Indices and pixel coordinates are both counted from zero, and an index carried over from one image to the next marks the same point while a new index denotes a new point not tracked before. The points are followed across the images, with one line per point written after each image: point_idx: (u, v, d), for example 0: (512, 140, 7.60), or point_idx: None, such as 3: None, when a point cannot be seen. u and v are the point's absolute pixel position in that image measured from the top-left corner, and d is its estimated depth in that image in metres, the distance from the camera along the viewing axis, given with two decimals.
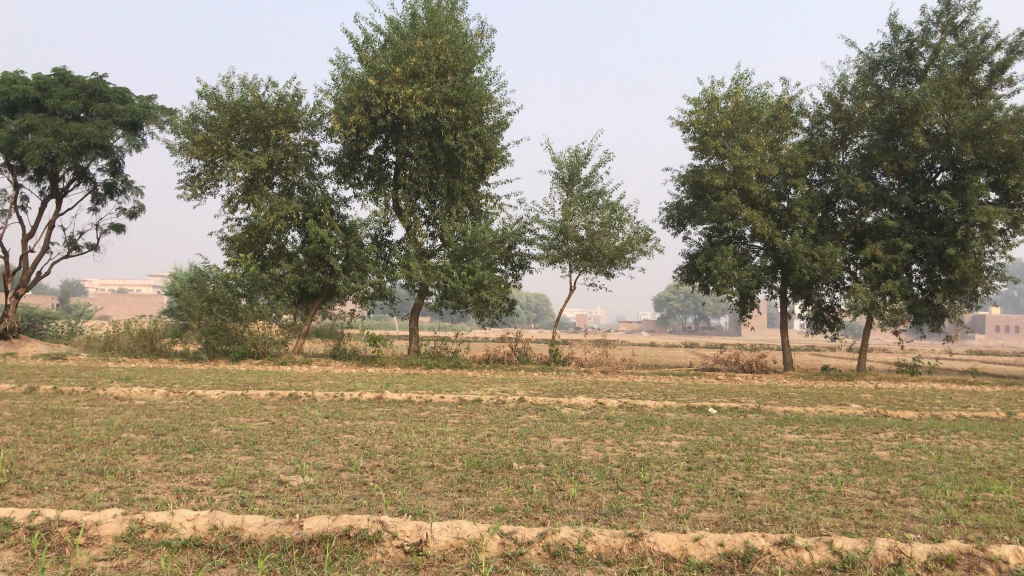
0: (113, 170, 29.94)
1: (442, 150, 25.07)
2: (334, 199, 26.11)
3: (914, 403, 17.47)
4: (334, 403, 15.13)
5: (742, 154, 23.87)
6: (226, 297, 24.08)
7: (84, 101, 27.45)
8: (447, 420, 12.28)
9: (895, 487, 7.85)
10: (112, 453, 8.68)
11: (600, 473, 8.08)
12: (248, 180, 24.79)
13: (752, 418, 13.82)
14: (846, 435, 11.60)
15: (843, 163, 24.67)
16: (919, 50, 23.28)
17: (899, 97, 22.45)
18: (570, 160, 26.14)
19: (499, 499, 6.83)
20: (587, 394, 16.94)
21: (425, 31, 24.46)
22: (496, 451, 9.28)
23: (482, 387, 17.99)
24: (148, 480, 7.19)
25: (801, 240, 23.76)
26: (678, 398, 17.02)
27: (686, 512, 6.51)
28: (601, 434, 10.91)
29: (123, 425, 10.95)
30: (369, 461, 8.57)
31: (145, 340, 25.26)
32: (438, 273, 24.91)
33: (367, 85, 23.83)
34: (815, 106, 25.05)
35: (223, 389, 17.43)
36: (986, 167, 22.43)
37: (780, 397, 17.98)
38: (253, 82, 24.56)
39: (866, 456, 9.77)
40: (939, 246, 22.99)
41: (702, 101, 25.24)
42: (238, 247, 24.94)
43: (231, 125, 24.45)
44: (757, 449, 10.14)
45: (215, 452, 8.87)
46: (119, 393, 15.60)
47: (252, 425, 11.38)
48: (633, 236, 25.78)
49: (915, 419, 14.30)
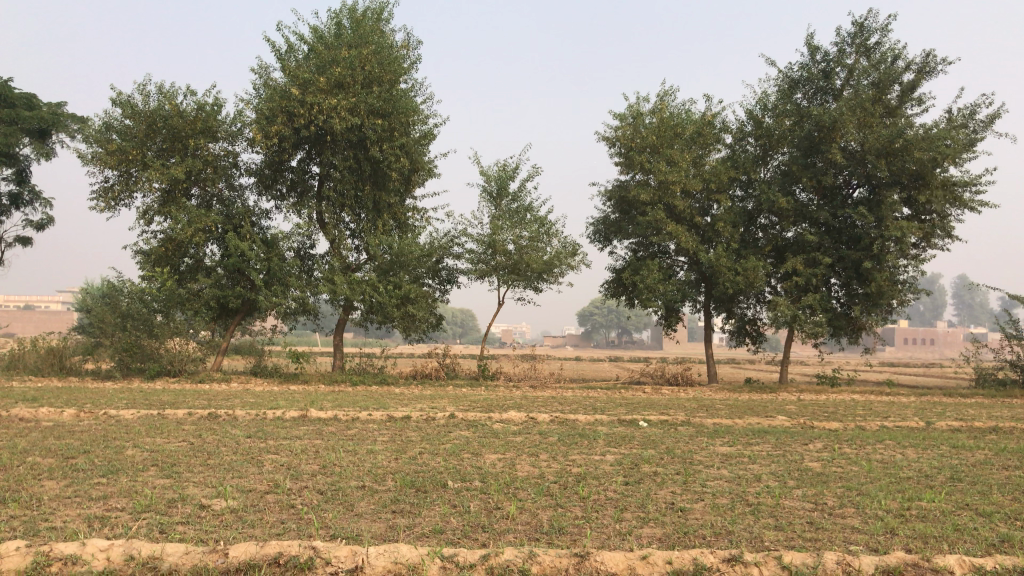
0: (19, 180, 28.60)
1: (367, 162, 24.64)
2: (255, 212, 25.42)
3: (837, 413, 17.79)
4: (256, 422, 14.56)
5: (667, 169, 24.11)
6: (141, 312, 23.14)
7: None
8: (376, 437, 11.91)
9: (832, 499, 7.85)
10: (16, 479, 8.10)
11: (538, 490, 7.86)
12: (165, 192, 23.93)
13: (684, 431, 13.81)
14: (777, 447, 11.67)
15: (764, 179, 25.16)
16: (835, 70, 23.93)
17: (817, 114, 23.03)
18: (497, 174, 26.03)
19: (436, 520, 6.56)
20: (517, 409, 16.76)
21: (350, 41, 24.05)
22: (430, 469, 8.99)
23: (410, 403, 17.63)
24: (57, 508, 6.68)
25: (724, 255, 24.10)
26: (607, 411, 16.95)
27: (629, 529, 6.35)
28: (535, 449, 10.73)
29: (29, 449, 10.27)
30: (295, 483, 8.19)
31: (54, 358, 24.20)
32: (364, 288, 24.45)
33: (290, 95, 23.28)
34: (736, 123, 25.51)
35: (137, 408, 16.66)
36: (899, 183, 23.13)
37: (708, 410, 18.11)
38: (170, 90, 23.73)
39: (799, 467, 9.80)
40: (856, 260, 23.61)
41: (628, 116, 25.45)
42: (154, 260, 23.98)
43: (147, 135, 23.54)
44: (692, 462, 10.09)
45: (130, 476, 8.35)
46: (25, 414, 14.72)
47: (169, 446, 10.83)
48: (561, 251, 25.79)
49: (840, 430, 14.54)
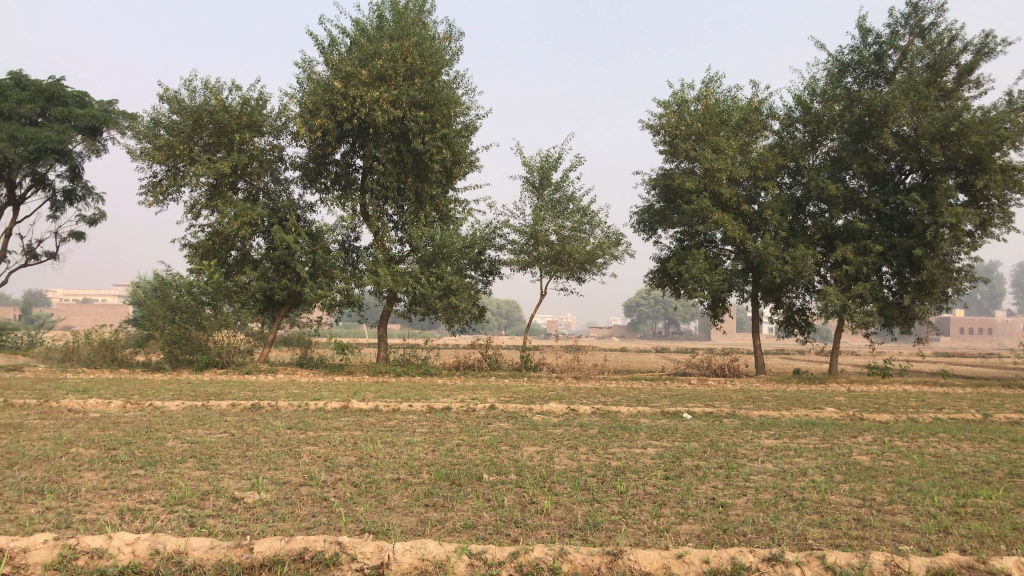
0: (72, 176, 29.18)
1: (409, 154, 24.63)
2: (300, 205, 25.58)
3: (888, 405, 17.30)
4: (298, 413, 14.61)
5: (712, 157, 23.67)
6: (189, 305, 23.41)
7: (41, 106, 26.68)
8: (415, 429, 11.84)
9: (881, 494, 7.55)
10: (58, 470, 8.17)
11: (574, 484, 7.69)
12: (212, 186, 24.18)
13: (728, 423, 13.49)
14: (825, 440, 11.32)
15: (813, 166, 24.56)
16: (887, 53, 23.23)
17: (868, 98, 22.39)
18: (540, 164, 25.82)
19: (468, 514, 6.43)
20: (559, 400, 16.55)
21: (392, 33, 24.00)
22: (466, 462, 8.88)
23: (451, 394, 17.57)
24: (92, 500, 6.70)
25: (772, 243, 23.60)
26: (651, 403, 16.67)
27: (667, 526, 6.15)
28: (575, 442, 10.55)
29: (74, 440, 10.39)
30: (331, 475, 8.13)
31: (106, 350, 24.66)
32: (407, 279, 24.47)
33: (333, 88, 23.34)
34: (784, 109, 24.95)
35: (183, 399, 16.83)
36: (955, 168, 22.41)
37: (755, 401, 17.74)
38: (215, 85, 23.93)
39: (847, 461, 9.48)
40: (908, 247, 22.94)
41: (672, 103, 25.02)
42: (201, 253, 24.25)
43: (194, 130, 23.79)
44: (735, 455, 9.82)
45: (168, 467, 8.37)
46: (74, 406, 14.97)
47: (209, 437, 10.86)
48: (604, 241, 25.51)
49: (892, 422, 14.08)
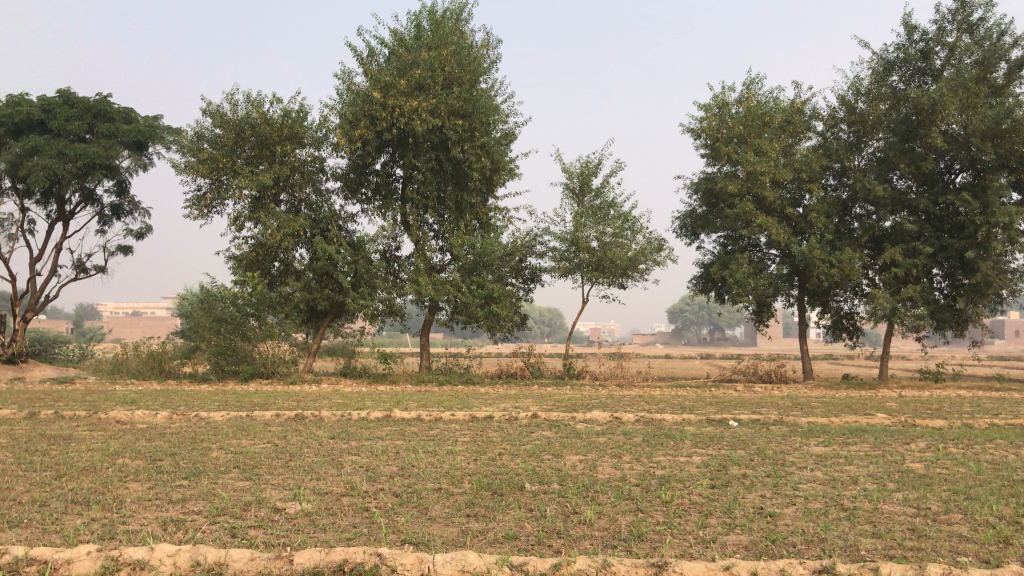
0: (120, 191, 29.75)
1: (449, 163, 24.69)
2: (342, 215, 25.76)
3: (941, 410, 16.83)
4: (341, 422, 14.65)
5: (755, 160, 23.35)
6: (234, 316, 23.65)
7: (88, 123, 27.24)
8: (457, 438, 11.79)
9: (936, 503, 7.29)
10: (103, 481, 8.25)
11: (618, 493, 7.56)
12: (255, 198, 24.46)
13: (776, 431, 13.22)
14: (876, 447, 11.01)
15: (859, 167, 24.09)
16: (934, 49, 22.72)
17: (915, 97, 21.91)
18: (580, 170, 25.70)
19: (510, 525, 6.34)
20: (602, 408, 16.38)
21: (430, 43, 24.11)
22: (508, 471, 8.78)
23: (494, 402, 17.50)
24: (136, 511, 6.73)
25: (817, 246, 23.18)
26: (696, 411, 16.42)
27: (713, 536, 6.00)
28: (619, 451, 10.40)
29: (120, 450, 10.51)
30: (372, 485, 8.10)
31: (154, 362, 25.03)
32: (448, 288, 24.49)
33: (373, 98, 23.50)
34: (828, 109, 24.52)
35: (228, 410, 17.01)
36: (1006, 167, 21.83)
37: (803, 408, 17.39)
38: (258, 98, 24.24)
39: (900, 469, 9.20)
40: (960, 249, 22.37)
41: (713, 107, 24.74)
42: (245, 265, 24.53)
43: (237, 143, 24.11)
44: (783, 463, 9.59)
45: (211, 478, 8.41)
46: (122, 417, 15.18)
47: (253, 447, 10.91)
48: (646, 246, 25.29)
49: (945, 428, 13.66)
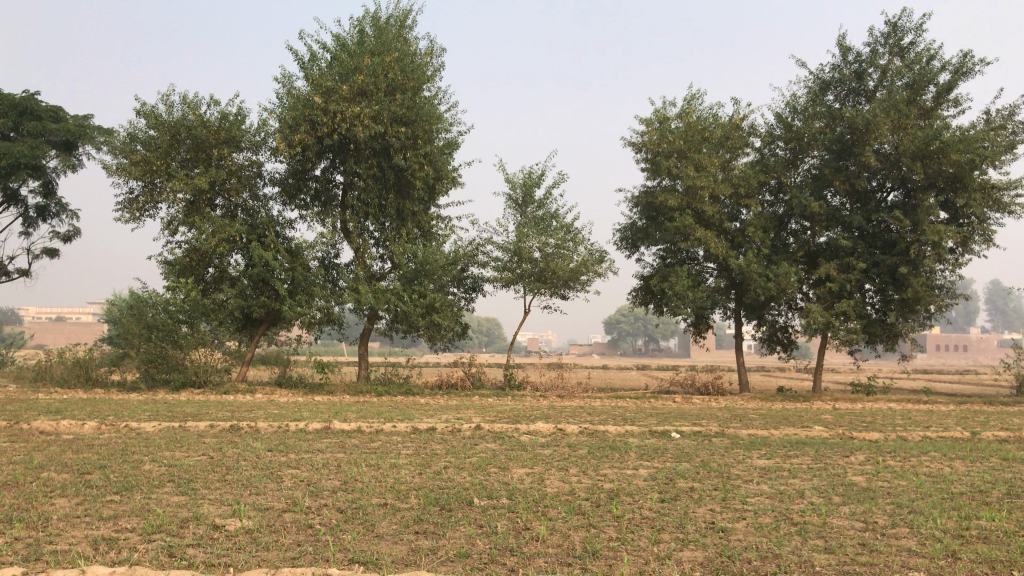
0: (46, 192, 28.68)
1: (391, 170, 24.40)
2: (280, 221, 25.23)
3: (875, 423, 17.17)
4: (278, 434, 14.26)
5: (695, 174, 23.60)
6: (166, 323, 22.94)
7: (14, 120, 26.18)
8: (400, 451, 11.54)
9: (883, 517, 7.36)
10: (27, 497, 7.80)
11: (569, 508, 7.44)
12: (190, 202, 23.80)
13: (718, 443, 13.29)
14: (817, 460, 11.14)
15: (795, 183, 24.56)
16: (867, 71, 23.32)
17: (850, 116, 22.42)
18: (523, 181, 25.68)
19: (461, 542, 6.17)
20: (545, 420, 16.28)
21: (373, 48, 23.85)
22: (454, 486, 8.59)
23: (435, 414, 17.25)
24: (64, 529, 6.37)
25: (755, 261, 23.52)
26: (638, 423, 16.42)
27: (668, 552, 5.93)
28: (565, 463, 10.29)
29: (45, 464, 10.00)
30: (315, 500, 7.83)
31: (80, 370, 24.09)
32: (388, 297, 24.15)
33: (313, 103, 23.11)
34: (766, 126, 24.96)
35: (159, 420, 16.45)
36: (935, 187, 22.47)
37: (742, 420, 17.57)
38: (194, 99, 23.62)
39: (843, 482, 9.29)
40: (891, 265, 22.94)
41: (654, 121, 24.98)
42: (178, 271, 23.83)
43: (171, 145, 23.45)
44: (730, 477, 9.61)
45: (144, 493, 8.03)
46: (46, 428, 14.51)
47: (187, 460, 10.51)
48: (587, 258, 25.36)
49: (881, 441, 13.95)
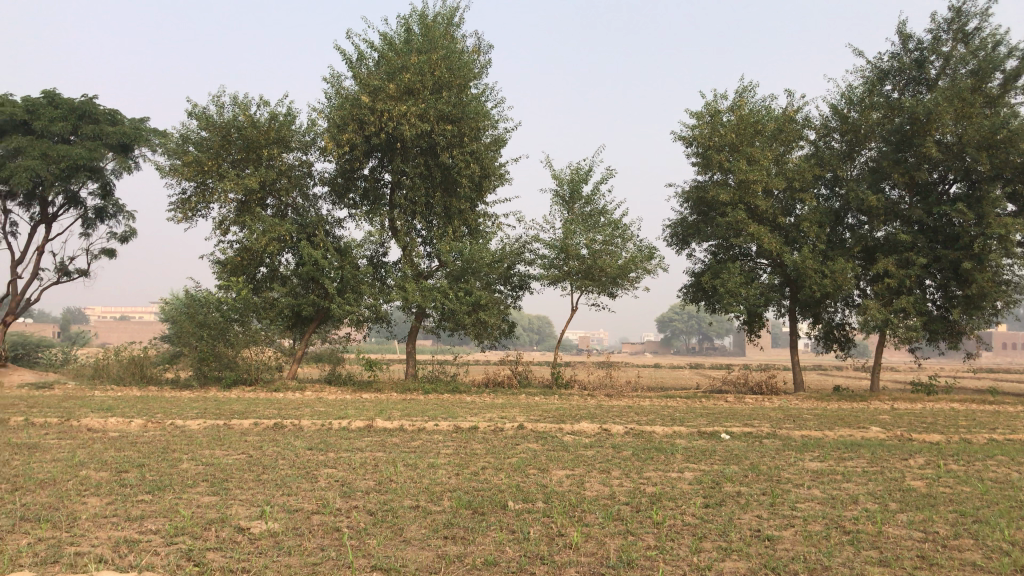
0: (104, 194, 29.21)
1: (438, 168, 24.27)
2: (329, 221, 25.30)
3: (937, 424, 16.45)
4: (321, 432, 14.18)
5: (747, 168, 22.97)
6: (217, 321, 23.11)
7: (73, 124, 26.69)
8: (440, 450, 11.30)
9: (944, 527, 6.89)
10: (61, 495, 7.77)
11: (606, 513, 7.12)
12: (241, 202, 23.96)
13: (769, 444, 12.80)
14: (873, 463, 10.61)
15: (852, 177, 23.77)
16: (929, 58, 22.45)
17: (910, 106, 21.60)
18: (571, 177, 25.33)
19: (490, 549, 5.90)
20: (590, 420, 15.96)
21: (421, 46, 23.71)
22: (490, 488, 8.33)
23: (480, 412, 17.06)
24: (89, 530, 6.27)
25: (810, 256, 22.80)
26: (686, 423, 15.96)
27: (709, 563, 5.59)
28: (607, 465, 9.96)
29: (86, 461, 10.03)
30: (346, 502, 7.63)
31: (134, 368, 24.44)
32: (435, 295, 23.98)
33: (361, 102, 23.08)
34: (821, 118, 24.21)
35: (205, 418, 16.53)
36: (1001, 178, 21.54)
37: (795, 421, 17.00)
38: (244, 100, 23.79)
39: (900, 487, 8.78)
40: (954, 260, 22.06)
41: (706, 114, 24.41)
42: (230, 270, 24.04)
43: (222, 146, 23.62)
44: (779, 480, 9.19)
45: (176, 493, 7.93)
46: (95, 425, 14.68)
47: (226, 459, 10.42)
48: (637, 254, 24.90)
49: (942, 443, 13.34)
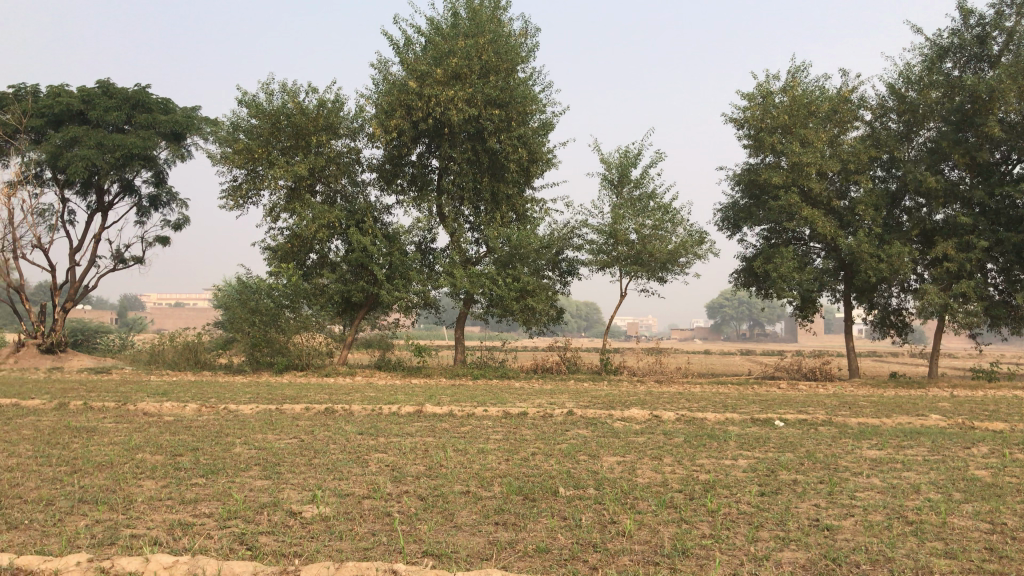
0: (158, 182, 29.70)
1: (485, 153, 24.17)
2: (377, 207, 25.39)
3: (1000, 412, 15.93)
4: (371, 417, 14.25)
5: (800, 150, 22.47)
6: (269, 307, 23.36)
7: (127, 113, 27.15)
8: (489, 436, 11.26)
9: (1012, 518, 6.63)
10: (118, 478, 7.88)
11: (659, 500, 7.00)
12: (291, 189, 24.14)
13: (825, 432, 12.52)
14: (934, 452, 10.30)
15: (910, 158, 23.11)
16: (991, 35, 21.69)
17: (971, 84, 20.90)
18: (619, 161, 25.07)
19: (542, 536, 5.82)
20: (640, 406, 15.78)
21: (467, 31, 23.60)
22: (541, 473, 8.25)
23: (529, 398, 16.97)
24: (144, 512, 6.34)
25: (866, 240, 22.25)
26: (738, 409, 15.71)
27: (766, 553, 5.44)
28: (659, 452, 9.82)
29: (142, 444, 10.19)
30: (397, 487, 7.62)
31: (189, 353, 24.85)
32: (483, 281, 23.94)
33: (409, 88, 23.08)
34: (877, 98, 23.55)
35: (258, 402, 16.74)
36: None
37: (851, 407, 16.63)
38: (293, 88, 23.96)
39: (964, 477, 8.50)
40: (1017, 243, 21.35)
41: (757, 96, 23.92)
42: (281, 256, 24.31)
43: (272, 133, 23.82)
44: (837, 468, 8.96)
45: (230, 476, 8.00)
46: (151, 409, 14.94)
47: (278, 443, 10.50)
48: (686, 239, 24.56)
49: (1006, 432, 12.91)
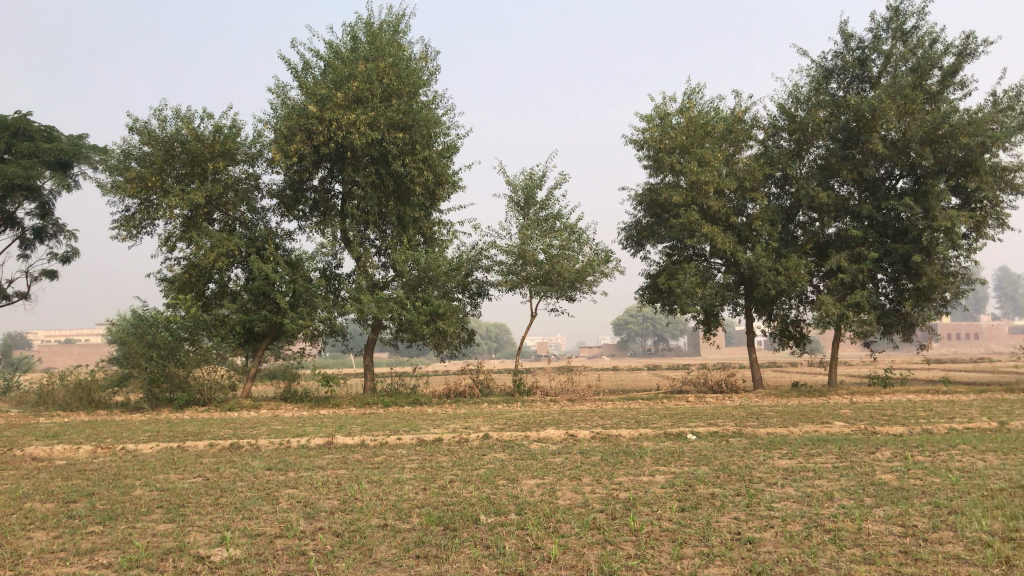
0: (43, 213, 28.27)
1: (390, 177, 23.91)
2: (279, 234, 24.76)
3: (897, 416, 16.54)
4: (279, 451, 13.75)
5: (698, 169, 23.03)
6: (167, 340, 22.42)
7: (7, 141, 25.79)
8: (404, 465, 10.98)
9: (922, 520, 6.79)
10: (3, 531, 7.31)
11: (581, 522, 6.90)
12: (187, 217, 23.32)
13: (736, 444, 12.71)
14: (842, 458, 10.56)
15: (801, 175, 23.98)
16: (870, 57, 22.78)
17: (855, 103, 21.87)
18: (524, 183, 25.20)
19: (465, 567, 5.64)
20: (555, 426, 15.74)
21: (367, 55, 23.36)
22: (460, 501, 8.06)
23: (442, 424, 16.72)
24: (34, 567, 5.87)
25: (764, 255, 22.93)
26: (651, 425, 15.85)
27: (692, 570, 5.41)
28: (577, 472, 9.76)
29: (30, 492, 9.52)
30: (310, 524, 7.31)
31: (81, 392, 23.60)
32: (392, 306, 23.59)
33: (309, 112, 22.65)
34: (768, 118, 24.38)
35: (158, 441, 15.98)
36: (945, 172, 21.95)
37: (759, 418, 17.00)
38: (187, 113, 23.20)
39: (872, 482, 8.71)
40: (903, 254, 22.36)
41: (655, 117, 24.43)
42: (178, 287, 23.43)
43: (166, 160, 22.96)
44: (752, 480, 9.07)
45: (128, 522, 7.52)
46: (41, 453, 14.05)
47: (181, 483, 9.98)
48: (593, 258, 24.82)
49: (905, 435, 13.38)
